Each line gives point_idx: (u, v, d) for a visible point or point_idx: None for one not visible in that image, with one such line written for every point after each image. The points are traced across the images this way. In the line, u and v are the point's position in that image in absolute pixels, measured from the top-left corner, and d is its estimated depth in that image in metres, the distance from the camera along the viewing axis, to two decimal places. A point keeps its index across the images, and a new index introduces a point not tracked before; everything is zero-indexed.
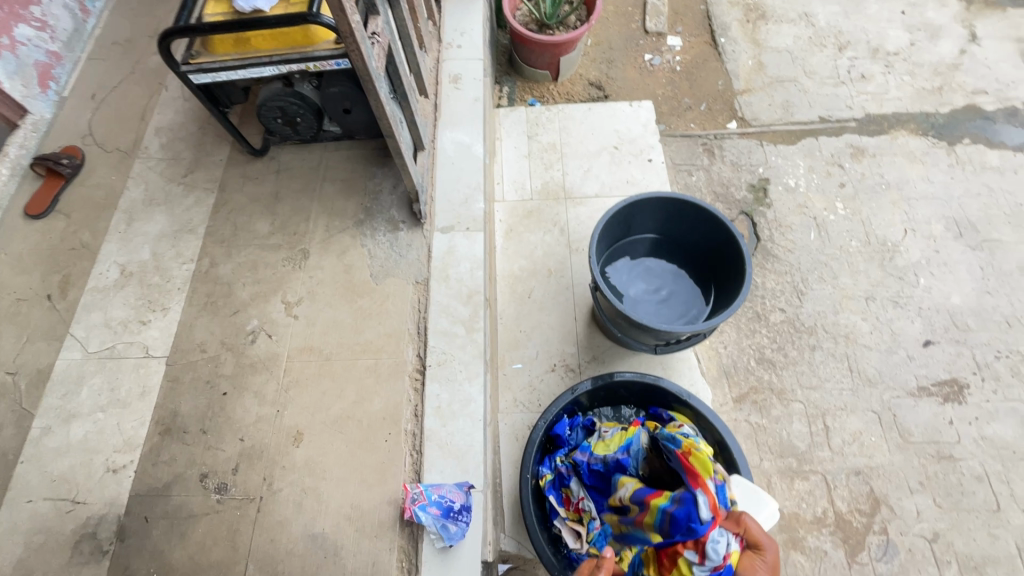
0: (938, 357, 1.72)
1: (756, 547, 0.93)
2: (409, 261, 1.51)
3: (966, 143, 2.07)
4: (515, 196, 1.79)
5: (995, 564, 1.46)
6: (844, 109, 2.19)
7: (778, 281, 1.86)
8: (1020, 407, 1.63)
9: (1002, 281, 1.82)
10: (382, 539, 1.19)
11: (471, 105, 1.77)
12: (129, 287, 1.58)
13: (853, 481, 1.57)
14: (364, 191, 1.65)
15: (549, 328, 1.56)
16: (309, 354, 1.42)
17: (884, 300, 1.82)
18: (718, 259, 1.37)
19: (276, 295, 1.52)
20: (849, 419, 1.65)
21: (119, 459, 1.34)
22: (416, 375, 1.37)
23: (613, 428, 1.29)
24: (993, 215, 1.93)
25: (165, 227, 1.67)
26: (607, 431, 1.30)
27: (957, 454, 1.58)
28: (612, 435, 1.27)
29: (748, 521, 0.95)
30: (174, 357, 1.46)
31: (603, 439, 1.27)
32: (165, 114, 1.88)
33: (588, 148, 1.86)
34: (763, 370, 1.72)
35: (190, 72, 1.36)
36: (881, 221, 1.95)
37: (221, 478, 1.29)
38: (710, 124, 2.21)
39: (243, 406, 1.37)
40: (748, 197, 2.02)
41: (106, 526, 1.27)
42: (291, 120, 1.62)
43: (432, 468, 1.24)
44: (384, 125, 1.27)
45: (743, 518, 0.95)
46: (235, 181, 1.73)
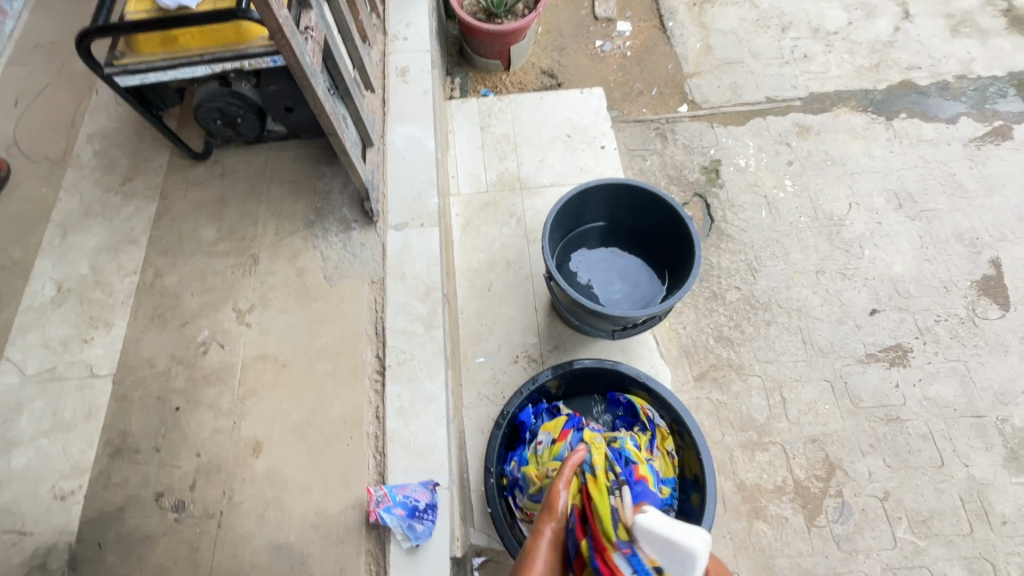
0: (883, 324, 1.80)
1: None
2: (363, 261, 1.48)
3: (902, 118, 2.16)
4: (471, 189, 1.77)
5: (941, 517, 1.55)
6: (788, 88, 2.25)
7: (732, 260, 1.91)
8: (959, 366, 1.73)
9: (939, 248, 1.91)
10: (348, 544, 1.18)
11: (420, 98, 1.74)
12: (67, 305, 1.50)
13: (809, 449, 1.63)
14: (313, 191, 1.60)
15: (510, 320, 1.56)
16: (264, 362, 1.39)
17: (832, 273, 1.89)
18: (669, 241, 1.38)
19: (226, 303, 1.47)
20: (804, 389, 1.71)
21: (67, 485, 1.29)
22: (376, 376, 1.35)
23: (545, 440, 1.28)
24: (930, 185, 2.02)
25: (103, 239, 1.59)
26: (539, 443, 1.28)
27: (903, 415, 1.67)
28: (544, 451, 1.26)
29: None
30: (121, 375, 1.40)
31: (535, 455, 1.27)
32: (97, 120, 1.78)
33: (541, 137, 1.86)
34: (721, 347, 1.76)
35: (115, 74, 1.29)
36: (828, 196, 2.02)
37: (178, 496, 1.25)
38: (662, 108, 2.23)
39: (198, 420, 1.33)
40: (700, 178, 2.06)
41: (57, 555, 1.22)
42: (231, 122, 1.55)
43: (396, 469, 1.24)
44: (325, 122, 1.23)
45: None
46: (175, 188, 1.66)
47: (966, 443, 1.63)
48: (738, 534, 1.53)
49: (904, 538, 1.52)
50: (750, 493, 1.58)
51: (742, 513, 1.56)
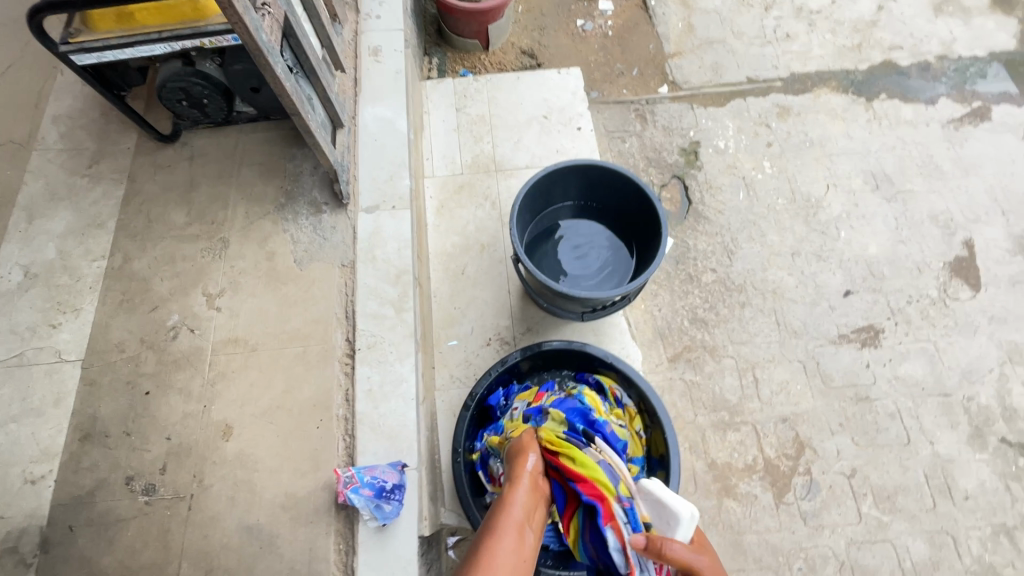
0: (857, 306, 1.81)
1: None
2: (333, 244, 1.47)
3: (882, 99, 2.15)
4: (446, 171, 1.75)
5: (906, 493, 1.58)
6: (770, 69, 2.22)
7: (709, 242, 1.91)
8: (929, 346, 1.75)
9: (914, 230, 1.92)
10: (318, 524, 1.20)
11: (393, 78, 1.70)
12: (34, 290, 1.48)
13: (780, 428, 1.66)
14: (284, 174, 1.58)
15: (483, 303, 1.56)
16: (234, 346, 1.38)
17: (808, 254, 1.89)
18: (639, 221, 1.38)
19: (195, 287, 1.46)
20: (776, 370, 1.73)
21: (37, 469, 1.28)
22: (346, 359, 1.35)
23: (521, 406, 1.29)
24: (907, 167, 2.03)
25: (70, 223, 1.56)
26: (516, 410, 1.30)
27: (873, 395, 1.69)
28: (519, 417, 1.26)
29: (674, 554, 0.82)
30: (90, 360, 1.39)
31: (512, 419, 1.26)
32: (63, 100, 1.74)
33: (517, 118, 1.84)
34: (696, 329, 1.78)
35: (71, 52, 1.25)
36: (806, 177, 2.02)
37: (149, 480, 1.26)
38: (642, 89, 2.21)
39: (168, 404, 1.33)
40: (679, 160, 2.05)
41: (28, 539, 1.23)
42: (197, 102, 1.51)
43: (365, 450, 1.25)
44: (287, 103, 1.20)
45: (663, 551, 0.78)
46: (144, 170, 1.62)
47: (932, 421, 1.66)
48: (708, 512, 1.56)
49: (869, 514, 1.56)
50: (721, 471, 1.60)
51: (712, 491, 1.59)
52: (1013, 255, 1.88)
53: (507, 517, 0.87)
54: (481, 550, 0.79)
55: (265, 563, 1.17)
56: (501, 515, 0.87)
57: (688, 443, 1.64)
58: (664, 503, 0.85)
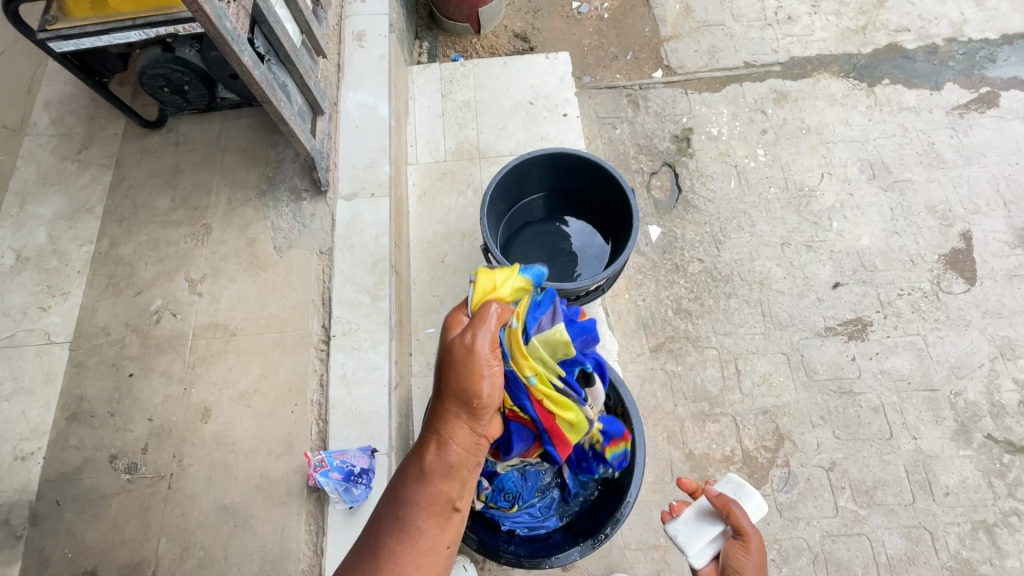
0: (845, 298, 1.78)
1: (739, 534, 1.00)
2: (312, 231, 1.48)
3: (885, 84, 2.08)
4: (429, 158, 1.75)
5: (885, 487, 1.57)
6: (769, 53, 2.16)
7: (697, 231, 1.88)
8: (918, 340, 1.72)
9: (910, 221, 1.87)
10: (290, 505, 1.23)
11: (376, 64, 1.69)
12: (26, 273, 1.51)
13: (760, 420, 1.65)
14: (266, 160, 1.59)
15: (462, 291, 1.57)
16: (215, 331, 1.41)
17: (798, 245, 1.86)
18: (612, 210, 1.37)
19: (179, 272, 1.48)
20: (759, 361, 1.72)
21: (27, 446, 1.34)
22: (322, 345, 1.37)
23: None
24: (906, 155, 1.97)
25: (60, 208, 1.58)
26: None
27: (857, 388, 1.67)
28: None
29: (735, 510, 1.02)
30: (78, 342, 1.43)
31: None
32: (53, 85, 1.75)
33: (502, 104, 1.81)
34: (680, 319, 1.77)
35: (49, 40, 1.26)
36: (800, 166, 1.97)
37: (131, 459, 1.31)
38: (636, 74, 2.17)
39: (151, 386, 1.37)
40: (671, 147, 2.01)
41: (19, 512, 1.28)
42: (179, 89, 1.52)
43: (338, 435, 1.28)
44: (257, 90, 1.21)
45: (733, 510, 1.03)
46: (131, 155, 1.64)
47: (917, 416, 1.64)
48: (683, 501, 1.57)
49: (846, 507, 1.55)
50: (699, 462, 1.61)
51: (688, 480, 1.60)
52: (1013, 248, 1.83)
53: (421, 495, 0.72)
54: (390, 551, 0.69)
55: (239, 541, 1.22)
56: (416, 494, 0.73)
57: (667, 433, 1.64)
58: (744, 485, 1.11)
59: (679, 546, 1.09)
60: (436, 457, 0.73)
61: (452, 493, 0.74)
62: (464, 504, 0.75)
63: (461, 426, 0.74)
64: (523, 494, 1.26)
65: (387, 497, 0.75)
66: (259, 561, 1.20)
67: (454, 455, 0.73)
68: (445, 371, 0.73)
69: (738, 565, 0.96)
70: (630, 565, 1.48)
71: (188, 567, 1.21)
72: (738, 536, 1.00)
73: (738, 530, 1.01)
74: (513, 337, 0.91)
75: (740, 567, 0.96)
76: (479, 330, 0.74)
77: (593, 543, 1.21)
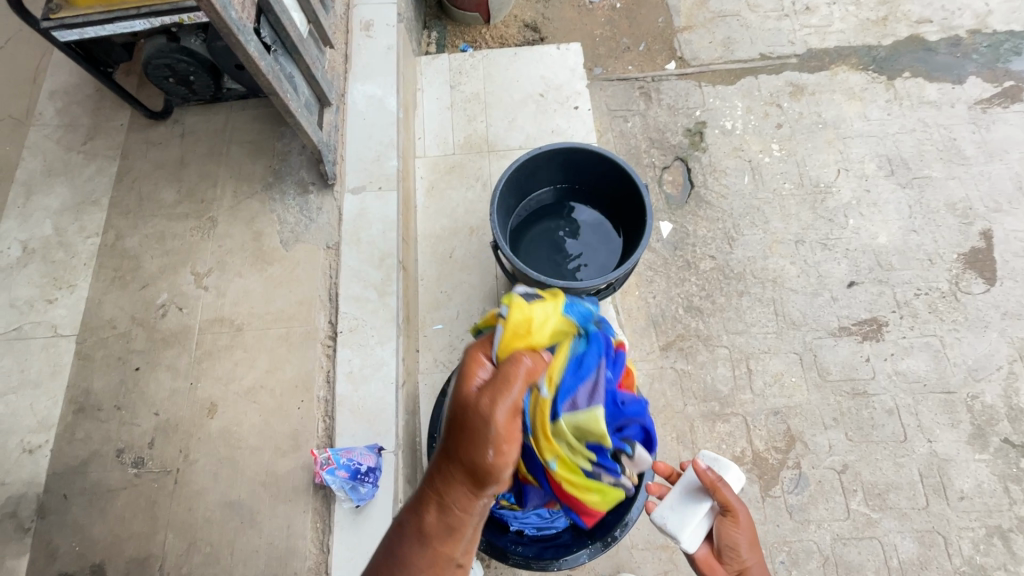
0: (860, 297, 1.74)
1: (727, 509, 1.02)
2: (319, 225, 1.46)
3: (906, 77, 2.02)
4: (437, 151, 1.72)
5: (897, 491, 1.55)
6: (785, 44, 2.10)
7: (709, 228, 1.85)
8: (934, 341, 1.68)
9: (929, 219, 1.83)
10: (296, 502, 1.22)
11: (384, 54, 1.66)
12: (32, 265, 1.50)
13: (771, 421, 1.63)
14: (272, 152, 1.57)
15: (470, 288, 1.55)
16: (221, 325, 1.40)
17: (813, 243, 1.82)
18: (625, 205, 1.34)
19: (185, 266, 1.47)
20: (771, 361, 1.69)
21: (35, 439, 1.33)
22: (329, 341, 1.36)
23: None
24: (926, 151, 1.92)
25: (66, 199, 1.57)
26: None
27: (871, 389, 1.64)
28: None
29: (722, 487, 1.03)
30: (85, 335, 1.42)
31: None
32: (59, 75, 1.73)
33: (512, 96, 1.78)
34: (691, 317, 1.74)
35: (53, 29, 1.25)
36: (816, 161, 1.93)
37: (138, 453, 1.30)
38: (649, 65, 2.12)
39: (157, 380, 1.36)
40: (683, 141, 1.97)
41: (27, 504, 1.28)
42: (184, 79, 1.49)
43: (344, 432, 1.27)
44: (263, 82, 1.18)
45: (719, 487, 1.03)
46: (137, 147, 1.62)
47: (932, 418, 1.61)
48: None
49: (858, 510, 1.53)
50: None
51: None
52: None
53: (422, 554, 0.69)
54: None
55: (245, 537, 1.21)
56: (416, 551, 0.69)
57: (676, 433, 1.62)
58: (718, 458, 1.10)
59: (671, 534, 1.06)
60: (436, 518, 0.69)
61: (454, 553, 0.69)
62: (469, 560, 0.71)
63: (466, 494, 0.67)
64: None
65: (385, 548, 0.72)
66: (265, 558, 1.19)
67: (457, 519, 0.68)
68: (458, 435, 0.66)
69: (732, 540, 1.00)
70: (637, 565, 1.47)
71: (194, 562, 1.21)
72: (726, 511, 1.03)
73: (725, 505, 1.02)
74: (540, 415, 0.85)
75: (733, 541, 1.00)
76: (498, 400, 0.66)
77: (603, 546, 1.19)
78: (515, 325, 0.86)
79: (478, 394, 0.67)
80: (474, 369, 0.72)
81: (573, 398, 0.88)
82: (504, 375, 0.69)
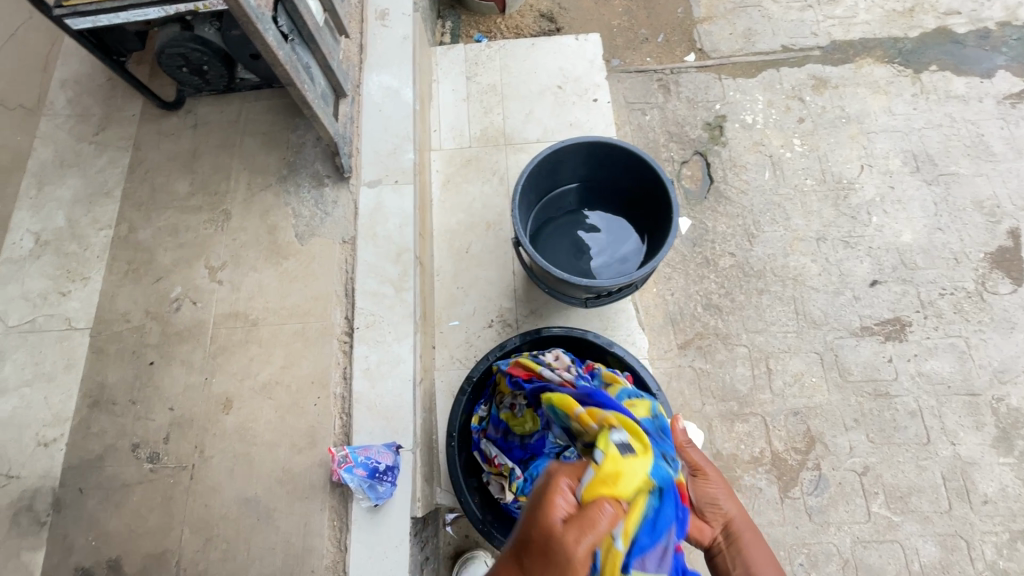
0: (883, 297, 1.71)
1: (697, 470, 1.06)
2: (334, 219, 1.44)
3: (932, 71, 1.97)
4: (453, 144, 1.68)
5: (920, 494, 1.52)
6: (808, 36, 2.05)
7: (729, 224, 1.81)
8: (959, 342, 1.65)
9: (955, 217, 1.78)
10: (313, 500, 1.21)
11: (400, 44, 1.62)
12: (45, 257, 1.49)
13: (790, 422, 1.60)
14: (287, 144, 1.54)
15: (487, 284, 1.52)
16: (236, 320, 1.38)
17: (835, 240, 1.78)
18: (650, 203, 1.31)
19: (198, 260, 1.45)
20: (791, 361, 1.66)
21: (50, 433, 1.32)
22: (346, 337, 1.34)
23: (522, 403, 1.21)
24: (953, 147, 1.87)
25: (78, 191, 1.55)
26: (516, 404, 1.22)
27: (893, 391, 1.61)
28: (523, 413, 1.21)
29: (688, 446, 1.08)
30: (99, 328, 1.41)
31: (513, 416, 1.22)
32: (69, 64, 1.70)
33: (530, 88, 1.74)
34: (709, 316, 1.71)
35: (65, 16, 1.22)
36: (839, 157, 1.88)
37: (153, 448, 1.29)
38: (668, 57, 2.07)
39: (171, 375, 1.35)
40: (703, 136, 1.93)
41: (42, 498, 1.27)
42: (197, 69, 1.47)
43: (361, 430, 1.25)
44: (281, 72, 1.15)
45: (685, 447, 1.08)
46: (149, 137, 1.59)
47: (955, 421, 1.58)
48: None
49: (879, 513, 1.51)
50: (726, 463, 1.57)
51: None
52: None
53: None
54: None
55: (261, 534, 1.20)
56: None
57: None
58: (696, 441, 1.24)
59: None
60: None
61: None
62: None
63: None
64: None
65: None
66: (282, 555, 1.18)
67: None
68: (535, 563, 0.68)
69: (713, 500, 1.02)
70: None
71: (211, 558, 1.20)
72: (695, 472, 1.06)
73: (694, 467, 1.06)
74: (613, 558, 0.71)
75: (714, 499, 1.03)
76: (579, 545, 0.67)
77: None
78: (605, 473, 0.78)
79: (564, 530, 0.69)
80: (558, 497, 0.73)
81: (643, 556, 0.75)
82: (587, 520, 0.69)
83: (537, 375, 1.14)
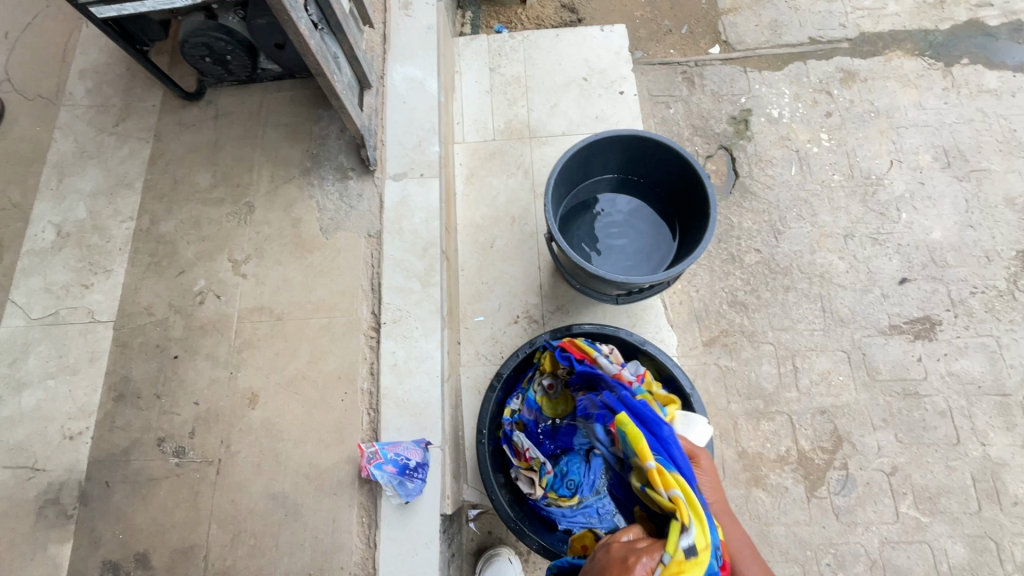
0: (912, 295, 1.68)
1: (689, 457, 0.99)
2: (360, 213, 1.42)
3: (964, 64, 1.93)
4: (477, 137, 1.66)
5: (949, 495, 1.50)
6: (836, 28, 2.01)
7: (755, 220, 1.78)
8: (990, 342, 1.62)
9: (986, 214, 1.75)
10: (341, 496, 1.20)
11: (424, 34, 1.59)
12: (67, 249, 1.47)
13: (817, 420, 1.58)
14: (310, 136, 1.52)
15: (512, 279, 1.50)
16: (260, 314, 1.37)
17: (863, 237, 1.75)
18: (684, 199, 1.29)
19: (222, 253, 1.43)
20: (818, 359, 1.64)
21: (75, 426, 1.32)
22: (372, 332, 1.32)
23: (557, 385, 1.25)
24: (984, 142, 1.83)
25: (99, 182, 1.54)
26: (552, 387, 1.25)
27: (922, 390, 1.59)
28: (558, 396, 1.26)
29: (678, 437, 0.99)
30: (122, 322, 1.40)
31: (549, 398, 1.26)
32: (88, 53, 1.67)
33: (555, 80, 1.71)
34: (735, 313, 1.68)
35: (90, 4, 1.20)
36: (867, 152, 1.85)
37: (179, 443, 1.28)
38: (692, 49, 2.03)
39: (196, 369, 1.34)
40: (728, 130, 1.90)
41: (68, 491, 1.27)
42: (221, 59, 1.44)
43: (389, 426, 1.24)
44: (311, 62, 1.13)
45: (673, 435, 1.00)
46: (169, 129, 1.57)
47: (986, 421, 1.56)
48: (735, 501, 1.51)
49: (907, 514, 1.49)
50: (752, 461, 1.55)
51: (741, 480, 1.54)
52: None
53: None
54: None
55: (289, 530, 1.19)
56: None
57: (719, 431, 1.58)
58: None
59: None
60: None
61: None
62: None
63: None
64: (583, 485, 1.20)
65: None
66: (310, 552, 1.17)
67: None
68: None
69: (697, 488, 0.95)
70: None
71: (239, 554, 1.19)
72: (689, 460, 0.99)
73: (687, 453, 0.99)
74: None
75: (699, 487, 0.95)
76: None
77: None
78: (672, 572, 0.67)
79: None
80: None
81: None
82: None
83: (591, 359, 1.14)
